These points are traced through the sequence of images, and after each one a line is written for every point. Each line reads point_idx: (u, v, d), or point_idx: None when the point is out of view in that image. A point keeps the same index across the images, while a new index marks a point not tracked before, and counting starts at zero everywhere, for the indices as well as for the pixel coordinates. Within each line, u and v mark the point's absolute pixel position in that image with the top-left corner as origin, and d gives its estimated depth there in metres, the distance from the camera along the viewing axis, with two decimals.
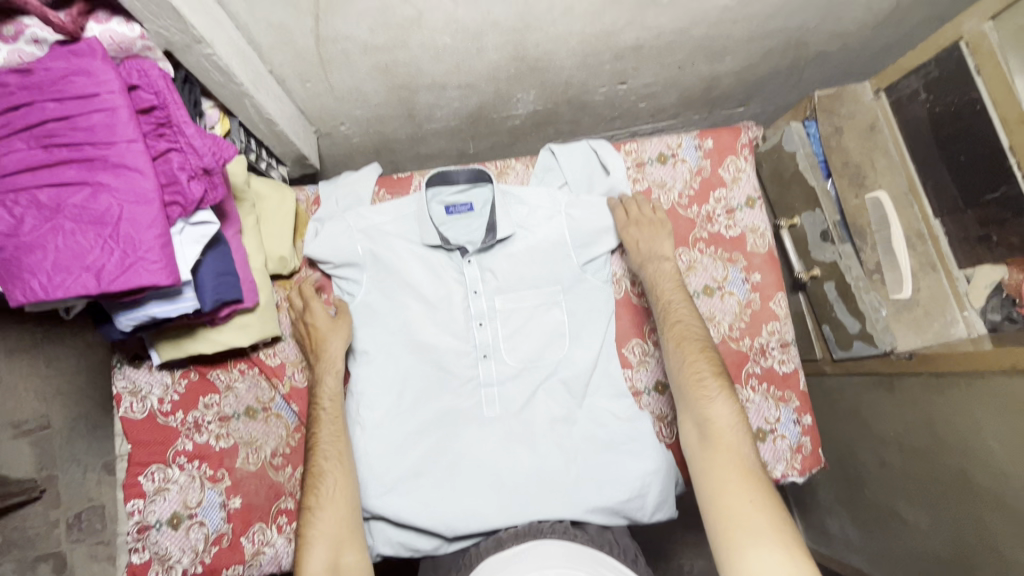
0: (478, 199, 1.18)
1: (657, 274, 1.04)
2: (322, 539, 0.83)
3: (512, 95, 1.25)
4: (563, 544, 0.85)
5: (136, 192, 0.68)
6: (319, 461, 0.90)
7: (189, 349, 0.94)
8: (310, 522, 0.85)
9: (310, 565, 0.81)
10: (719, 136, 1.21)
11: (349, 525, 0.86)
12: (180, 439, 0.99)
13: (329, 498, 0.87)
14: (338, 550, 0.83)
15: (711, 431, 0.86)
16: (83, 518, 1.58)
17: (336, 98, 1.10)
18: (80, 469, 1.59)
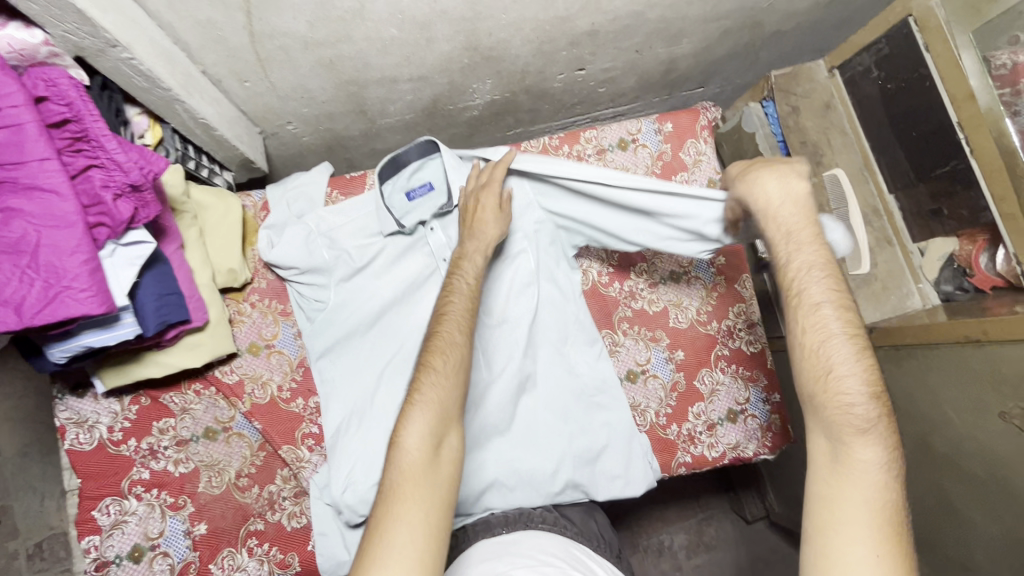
0: (438, 176, 1.08)
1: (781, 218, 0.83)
2: (424, 405, 0.75)
3: (468, 85, 1.21)
4: (556, 539, 0.83)
5: (55, 216, 0.62)
6: (443, 339, 0.82)
7: (136, 374, 0.88)
8: (421, 380, 0.77)
9: (411, 428, 0.73)
10: (678, 119, 1.19)
11: (453, 397, 0.78)
12: (135, 468, 0.93)
13: (450, 366, 0.79)
14: (441, 430, 0.75)
15: (842, 447, 0.72)
16: (45, 547, 1.42)
17: (279, 96, 1.03)
18: (37, 498, 1.43)
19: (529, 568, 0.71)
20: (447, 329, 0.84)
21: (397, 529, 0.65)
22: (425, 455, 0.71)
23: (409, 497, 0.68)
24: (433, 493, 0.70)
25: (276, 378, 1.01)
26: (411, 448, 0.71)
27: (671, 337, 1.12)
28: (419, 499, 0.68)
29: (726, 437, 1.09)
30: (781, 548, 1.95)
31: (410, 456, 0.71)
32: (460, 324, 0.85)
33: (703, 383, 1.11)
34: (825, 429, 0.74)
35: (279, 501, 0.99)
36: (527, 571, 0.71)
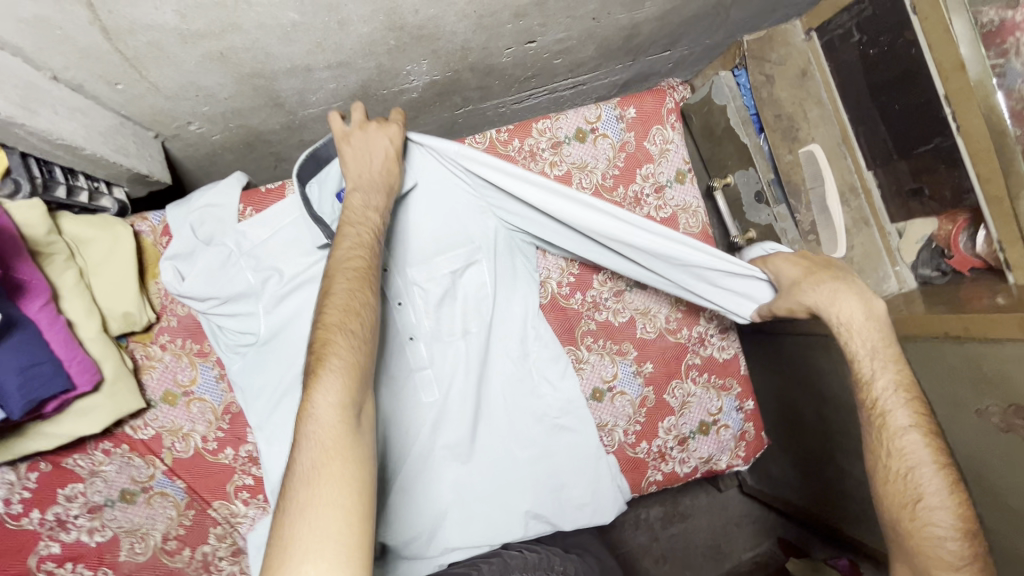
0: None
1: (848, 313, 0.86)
2: (338, 371, 0.63)
3: (401, 68, 1.05)
4: None
5: None
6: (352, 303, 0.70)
7: (18, 450, 0.74)
8: (334, 344, 0.65)
9: (320, 398, 0.61)
10: (642, 103, 1.06)
11: (366, 364, 0.67)
12: (42, 543, 0.81)
13: (362, 328, 0.68)
14: (357, 394, 0.63)
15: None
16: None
17: (167, 97, 0.86)
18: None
19: None
20: (336, 286, 0.71)
21: (324, 517, 0.54)
22: (339, 420, 0.60)
23: (330, 478, 0.56)
24: (356, 477, 0.58)
25: (199, 429, 0.90)
26: (316, 430, 0.59)
27: (638, 349, 1.03)
28: (343, 485, 0.56)
29: (698, 450, 1.05)
30: (754, 512, 1.99)
31: (319, 429, 0.59)
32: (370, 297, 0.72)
33: (673, 396, 1.04)
34: (911, 565, 0.75)
35: (213, 562, 0.89)
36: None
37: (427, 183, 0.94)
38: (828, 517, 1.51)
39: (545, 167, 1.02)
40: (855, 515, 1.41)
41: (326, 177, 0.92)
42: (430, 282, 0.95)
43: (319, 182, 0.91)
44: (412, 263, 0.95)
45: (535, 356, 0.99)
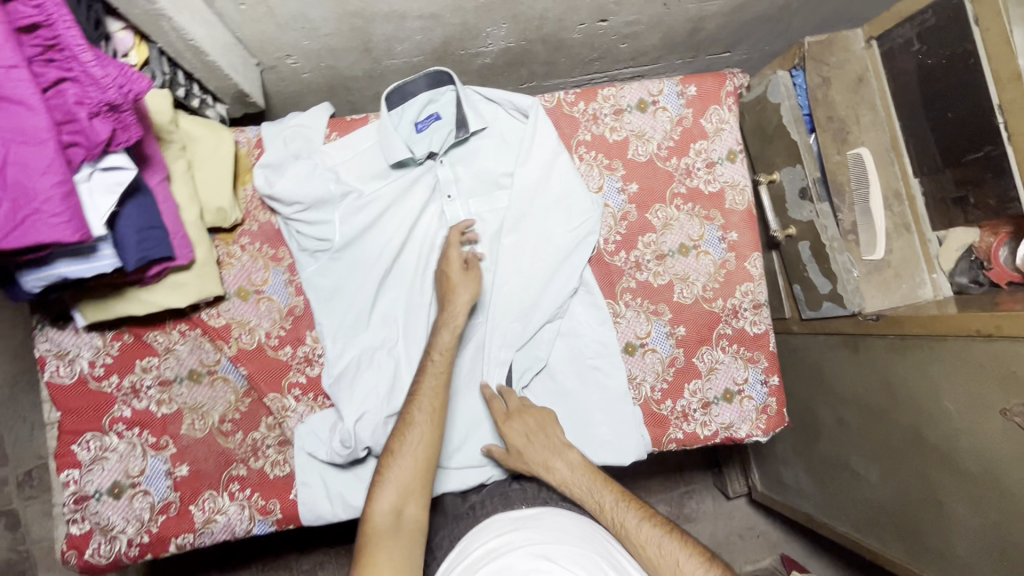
0: (448, 108, 1.04)
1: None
2: (395, 483, 0.77)
3: (482, 29, 1.14)
4: (574, 517, 0.81)
5: (24, 131, 0.57)
6: (413, 410, 0.83)
7: (116, 310, 0.85)
8: (390, 460, 0.79)
9: (378, 503, 0.75)
10: (703, 83, 1.12)
11: (429, 451, 0.80)
12: (116, 406, 0.93)
13: (416, 448, 0.80)
14: (404, 498, 0.76)
15: None
16: (34, 476, 1.63)
17: (278, 24, 0.96)
18: (27, 427, 1.63)
19: (547, 547, 0.71)
20: (420, 398, 0.84)
21: None
22: (387, 526, 0.74)
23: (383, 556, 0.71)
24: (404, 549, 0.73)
25: (263, 325, 0.98)
26: (383, 498, 0.76)
27: (674, 312, 1.09)
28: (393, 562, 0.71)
29: (721, 416, 1.09)
30: (758, 524, 1.99)
31: (376, 528, 0.73)
32: (436, 387, 0.85)
33: (702, 361, 1.09)
34: None
35: (262, 449, 0.96)
36: (540, 548, 0.71)
37: (495, 130, 1.06)
38: (835, 523, 1.52)
39: (606, 131, 1.09)
40: (865, 522, 1.41)
41: (403, 110, 1.03)
42: (485, 213, 1.05)
43: (397, 112, 1.03)
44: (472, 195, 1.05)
45: (579, 302, 1.06)
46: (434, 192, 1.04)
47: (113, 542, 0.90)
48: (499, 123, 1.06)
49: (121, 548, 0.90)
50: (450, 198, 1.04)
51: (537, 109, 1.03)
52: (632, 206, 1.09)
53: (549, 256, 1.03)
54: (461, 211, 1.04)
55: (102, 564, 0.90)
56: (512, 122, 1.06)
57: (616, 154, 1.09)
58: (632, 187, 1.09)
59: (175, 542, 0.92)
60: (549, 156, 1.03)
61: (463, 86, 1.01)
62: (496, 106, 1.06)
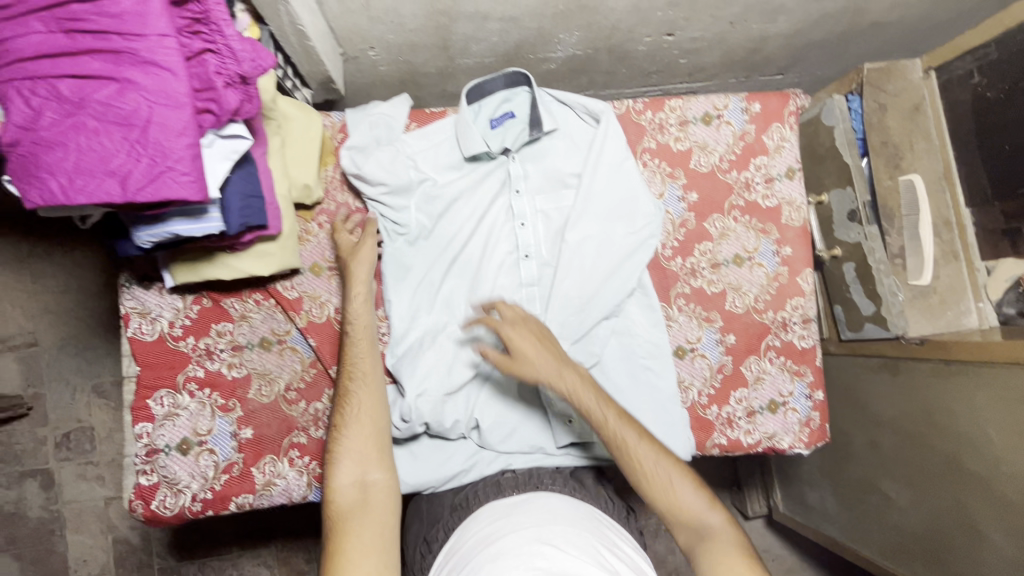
0: (521, 105, 1.10)
1: (719, 552, 0.79)
2: (350, 456, 0.84)
3: (555, 34, 1.18)
4: (566, 502, 0.86)
5: (168, 94, 0.62)
6: (346, 382, 0.90)
7: (206, 274, 0.90)
8: (341, 436, 0.86)
9: (339, 477, 0.82)
10: (767, 101, 1.16)
11: (376, 417, 0.87)
12: (191, 365, 0.97)
13: (360, 415, 0.87)
14: (363, 466, 0.83)
15: (674, 512, 0.83)
16: (71, 438, 1.68)
17: (370, 17, 1.01)
18: (68, 390, 1.67)
19: (539, 529, 0.76)
20: (352, 359, 0.91)
21: (353, 548, 0.76)
22: (352, 495, 0.81)
23: (356, 525, 0.78)
24: (377, 510, 0.80)
25: (334, 300, 1.02)
26: (346, 476, 0.82)
27: (725, 319, 1.12)
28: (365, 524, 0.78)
29: (766, 425, 1.11)
30: (774, 546, 1.98)
31: (341, 503, 0.80)
32: (364, 354, 0.92)
33: (749, 370, 1.12)
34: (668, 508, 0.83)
35: (324, 419, 1.01)
36: (533, 530, 0.75)
37: (564, 131, 1.11)
38: (859, 548, 1.51)
39: (671, 141, 1.13)
40: (891, 548, 1.41)
41: (480, 107, 1.09)
42: (551, 210, 1.09)
43: (475, 108, 1.09)
44: (539, 192, 1.09)
45: (635, 302, 1.09)
46: (505, 186, 1.09)
47: (178, 496, 0.94)
48: (570, 126, 1.11)
49: (186, 502, 0.94)
50: (519, 193, 1.07)
51: (609, 114, 1.07)
52: (691, 214, 1.13)
53: (610, 255, 1.06)
54: (528, 206, 1.08)
55: (166, 516, 0.94)
56: (583, 125, 1.11)
57: (679, 162, 1.13)
58: (692, 196, 1.13)
59: (235, 501, 0.96)
60: (615, 159, 1.07)
61: (538, 88, 1.07)
62: (567, 108, 1.11)
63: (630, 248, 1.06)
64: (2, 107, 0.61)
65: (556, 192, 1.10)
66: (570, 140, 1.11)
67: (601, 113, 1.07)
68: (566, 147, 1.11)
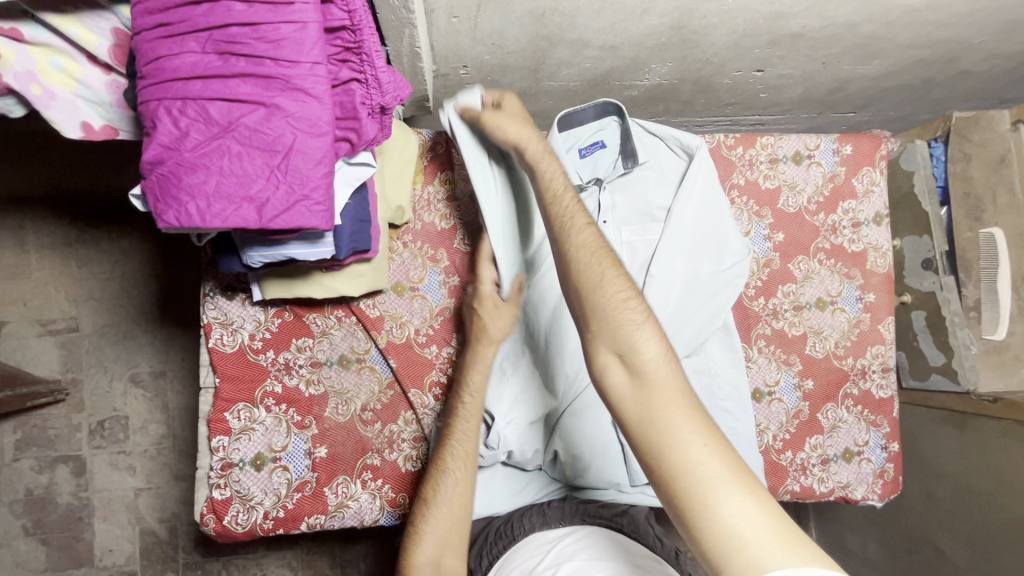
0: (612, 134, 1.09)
1: (665, 421, 0.65)
2: (432, 534, 0.83)
3: (647, 64, 1.16)
4: (614, 534, 0.83)
5: (314, 122, 0.61)
6: (447, 453, 0.88)
7: (299, 292, 0.88)
8: (426, 511, 0.84)
9: (419, 553, 0.82)
10: (859, 143, 1.14)
11: (462, 505, 0.85)
12: (269, 380, 0.96)
13: (449, 495, 0.85)
14: (441, 549, 0.82)
15: (634, 354, 0.69)
16: (106, 426, 1.58)
17: (474, 39, 1.00)
18: (106, 378, 1.58)
19: (586, 564, 0.74)
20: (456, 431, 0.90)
21: None
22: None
23: None
24: None
25: (415, 322, 1.01)
26: (423, 553, 0.82)
27: (804, 363, 1.10)
28: None
29: (839, 474, 1.09)
30: None
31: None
32: (469, 429, 0.90)
33: (825, 418, 1.10)
34: (616, 345, 0.70)
35: (399, 441, 0.99)
36: (578, 564, 0.74)
37: (653, 165, 1.08)
38: None
39: (759, 178, 1.12)
40: None
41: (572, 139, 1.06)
42: (637, 242, 1.06)
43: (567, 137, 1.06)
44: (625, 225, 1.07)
45: (716, 343, 1.05)
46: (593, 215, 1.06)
47: (250, 512, 0.93)
48: (660, 158, 1.08)
49: (258, 519, 0.93)
50: (605, 223, 1.04)
51: (703, 151, 1.02)
52: (777, 253, 1.11)
53: (695, 290, 1.01)
54: (614, 236, 1.05)
55: (237, 532, 0.93)
56: (674, 160, 1.08)
57: (767, 202, 1.12)
58: (778, 236, 1.11)
59: (307, 521, 0.94)
60: (708, 195, 1.02)
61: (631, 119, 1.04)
62: (659, 142, 1.08)
63: (716, 287, 1.02)
64: (150, 126, 0.60)
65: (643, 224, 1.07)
66: (659, 174, 1.08)
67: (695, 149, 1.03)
68: (654, 183, 1.08)
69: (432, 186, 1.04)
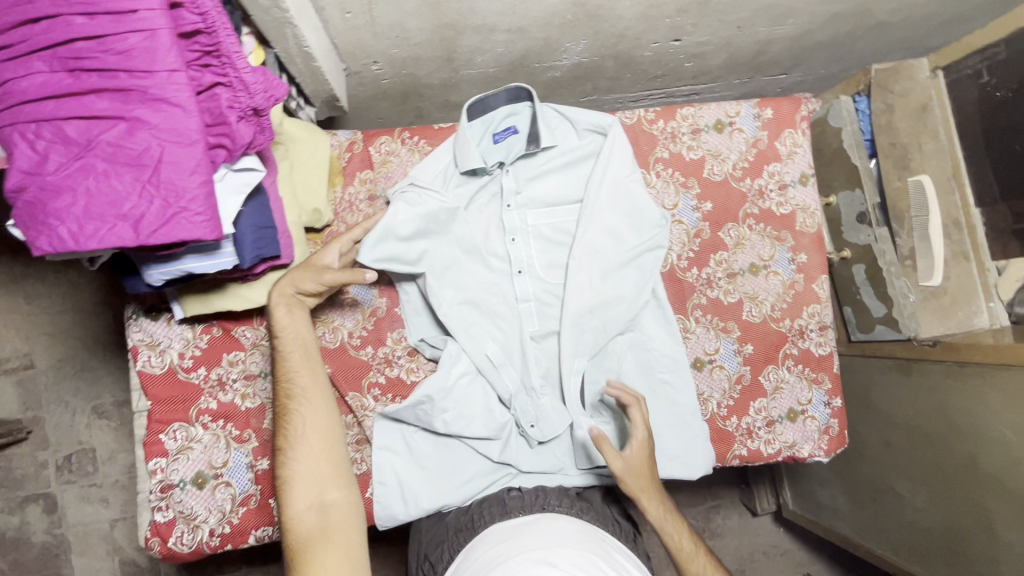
0: (524, 121, 1.09)
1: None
2: (303, 478, 0.81)
3: (562, 43, 1.16)
4: (573, 522, 0.82)
5: (180, 131, 0.60)
6: (286, 392, 0.85)
7: (217, 306, 0.88)
8: (286, 458, 0.82)
9: (295, 504, 0.79)
10: (779, 107, 1.14)
11: (326, 436, 0.84)
12: (203, 398, 0.94)
13: (306, 434, 0.83)
14: (320, 489, 0.81)
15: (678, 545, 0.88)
16: (74, 461, 1.56)
17: (375, 32, 0.99)
18: (68, 412, 1.55)
19: (546, 550, 0.71)
20: (288, 364, 0.86)
21: None
22: (312, 518, 0.79)
23: (319, 558, 0.76)
24: (341, 532, 0.79)
25: (347, 324, 1.01)
26: (302, 504, 0.79)
27: (742, 329, 1.11)
28: (330, 553, 0.77)
29: (783, 434, 1.10)
30: (783, 541, 2.00)
31: (302, 531, 0.78)
32: (302, 359, 0.86)
33: (767, 380, 1.11)
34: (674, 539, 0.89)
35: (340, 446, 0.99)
36: (538, 551, 0.71)
37: (564, 145, 1.07)
38: (871, 545, 1.52)
39: (683, 150, 1.11)
40: (904, 545, 1.42)
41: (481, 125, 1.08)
42: (544, 225, 1.07)
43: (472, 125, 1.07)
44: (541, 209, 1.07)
45: (649, 315, 1.06)
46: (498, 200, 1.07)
47: (195, 531, 0.92)
48: (572, 140, 1.08)
49: (203, 537, 0.92)
50: (509, 207, 1.05)
51: (616, 127, 1.04)
52: (706, 224, 1.12)
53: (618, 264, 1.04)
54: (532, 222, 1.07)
55: (184, 553, 0.92)
56: (588, 140, 1.07)
57: (692, 171, 1.12)
58: (706, 206, 1.12)
59: (255, 534, 0.94)
60: (623, 173, 1.04)
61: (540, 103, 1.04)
62: (570, 123, 1.08)
63: (639, 261, 1.05)
64: (8, 154, 0.59)
65: (561, 207, 1.08)
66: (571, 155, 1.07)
67: (607, 127, 1.04)
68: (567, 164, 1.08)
69: (353, 187, 1.04)
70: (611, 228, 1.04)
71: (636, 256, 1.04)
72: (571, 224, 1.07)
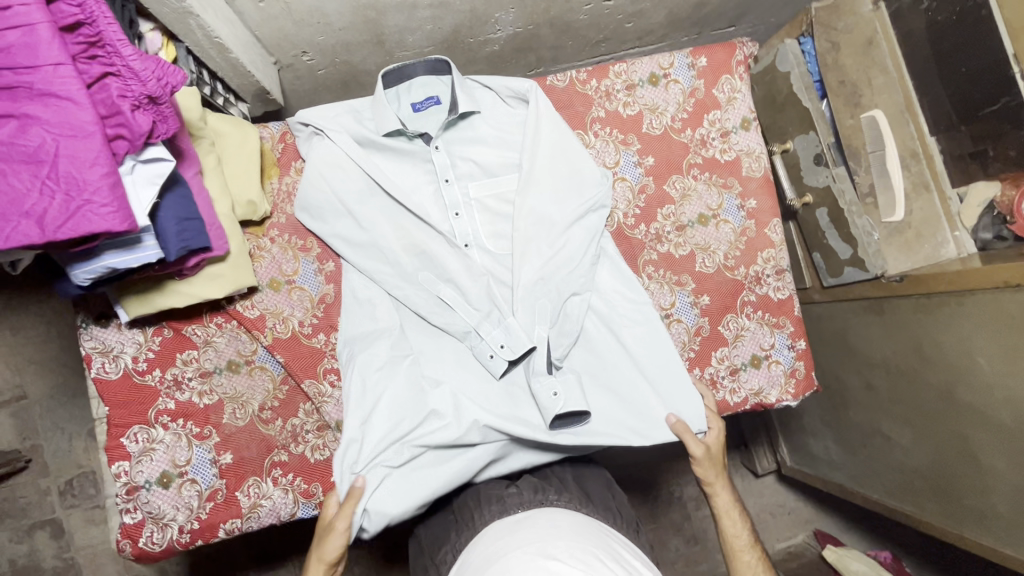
0: (445, 92, 1.14)
1: None
2: None
3: (491, 14, 1.16)
4: (571, 515, 0.79)
5: (72, 124, 0.60)
6: None
7: (159, 303, 0.89)
8: None
9: None
10: (713, 54, 1.13)
11: None
12: (161, 398, 0.96)
13: None
14: None
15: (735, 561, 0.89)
16: (75, 484, 1.58)
17: (295, 21, 1.00)
18: (65, 438, 1.57)
19: (544, 543, 0.70)
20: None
21: None
22: None
23: None
24: None
25: (297, 314, 1.01)
26: None
27: (697, 281, 1.10)
28: None
29: (748, 382, 1.10)
30: (788, 500, 1.97)
31: None
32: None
33: (728, 329, 1.10)
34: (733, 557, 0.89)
35: (302, 433, 1.01)
36: (538, 545, 0.69)
37: (489, 114, 1.09)
38: (869, 492, 1.49)
39: (620, 107, 1.11)
40: (898, 487, 1.39)
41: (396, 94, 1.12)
42: (486, 197, 1.07)
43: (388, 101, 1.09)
44: (479, 181, 1.08)
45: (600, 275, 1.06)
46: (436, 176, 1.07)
47: (164, 530, 0.93)
48: (496, 110, 1.09)
49: (173, 535, 0.93)
50: (447, 181, 1.05)
51: (535, 91, 1.04)
52: (649, 178, 1.11)
53: (563, 227, 1.03)
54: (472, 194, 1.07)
55: (156, 552, 0.93)
56: (511, 108, 1.08)
57: (631, 128, 1.11)
58: (648, 160, 1.11)
59: (223, 528, 0.94)
60: (551, 137, 1.04)
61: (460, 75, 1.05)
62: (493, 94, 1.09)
63: (582, 221, 1.04)
64: None
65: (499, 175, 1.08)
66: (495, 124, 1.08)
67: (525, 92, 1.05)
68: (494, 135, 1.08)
69: (290, 177, 1.05)
70: (549, 192, 1.04)
71: (578, 218, 1.04)
72: (511, 193, 1.07)
